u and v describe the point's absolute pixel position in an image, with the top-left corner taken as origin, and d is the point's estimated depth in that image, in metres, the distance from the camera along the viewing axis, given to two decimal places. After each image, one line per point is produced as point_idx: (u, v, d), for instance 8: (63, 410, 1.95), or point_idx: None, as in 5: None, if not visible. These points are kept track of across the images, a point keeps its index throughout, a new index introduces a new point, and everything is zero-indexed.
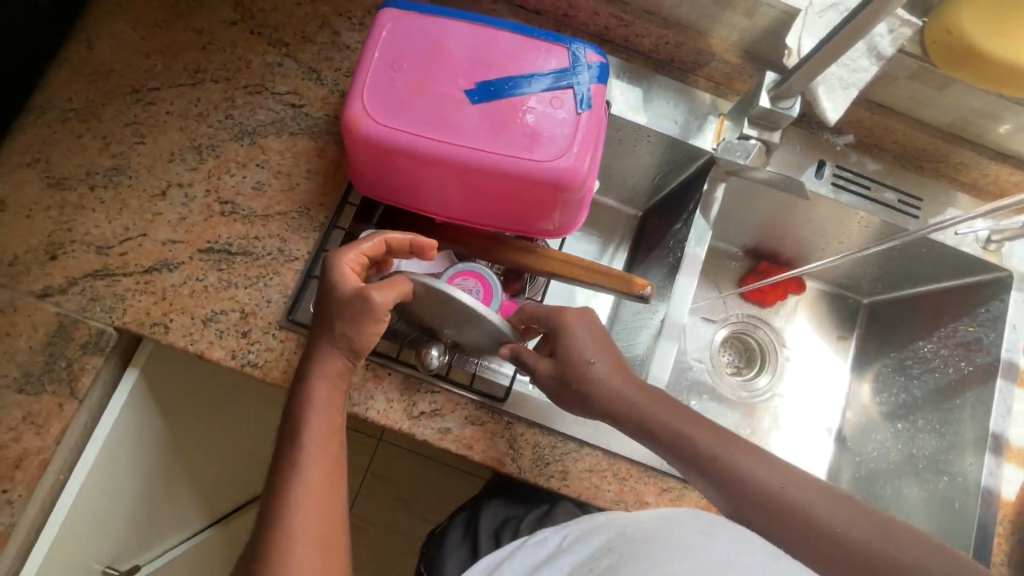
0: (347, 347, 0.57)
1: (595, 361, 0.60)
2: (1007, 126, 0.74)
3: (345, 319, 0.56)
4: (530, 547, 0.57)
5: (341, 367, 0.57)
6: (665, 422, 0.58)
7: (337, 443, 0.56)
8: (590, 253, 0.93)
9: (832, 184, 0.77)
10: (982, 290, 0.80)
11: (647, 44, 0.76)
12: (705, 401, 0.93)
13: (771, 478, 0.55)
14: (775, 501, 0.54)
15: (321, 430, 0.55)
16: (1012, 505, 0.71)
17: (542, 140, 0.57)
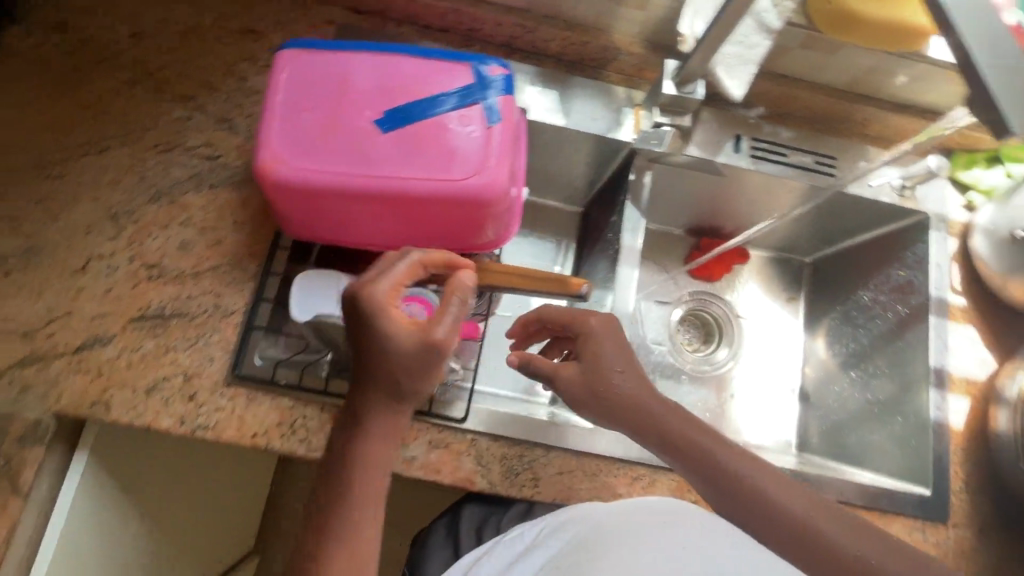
0: (397, 395, 0.55)
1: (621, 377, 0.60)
2: (903, 78, 0.76)
3: (404, 370, 0.54)
4: (507, 542, 0.62)
5: (391, 418, 0.55)
6: (694, 440, 0.59)
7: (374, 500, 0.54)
8: (537, 255, 0.94)
9: (751, 156, 0.80)
10: (905, 235, 0.84)
11: (554, 48, 0.78)
12: (670, 382, 0.95)
13: (793, 501, 0.56)
14: (796, 525, 0.55)
15: (366, 485, 0.54)
16: (961, 434, 0.74)
17: (457, 158, 0.58)
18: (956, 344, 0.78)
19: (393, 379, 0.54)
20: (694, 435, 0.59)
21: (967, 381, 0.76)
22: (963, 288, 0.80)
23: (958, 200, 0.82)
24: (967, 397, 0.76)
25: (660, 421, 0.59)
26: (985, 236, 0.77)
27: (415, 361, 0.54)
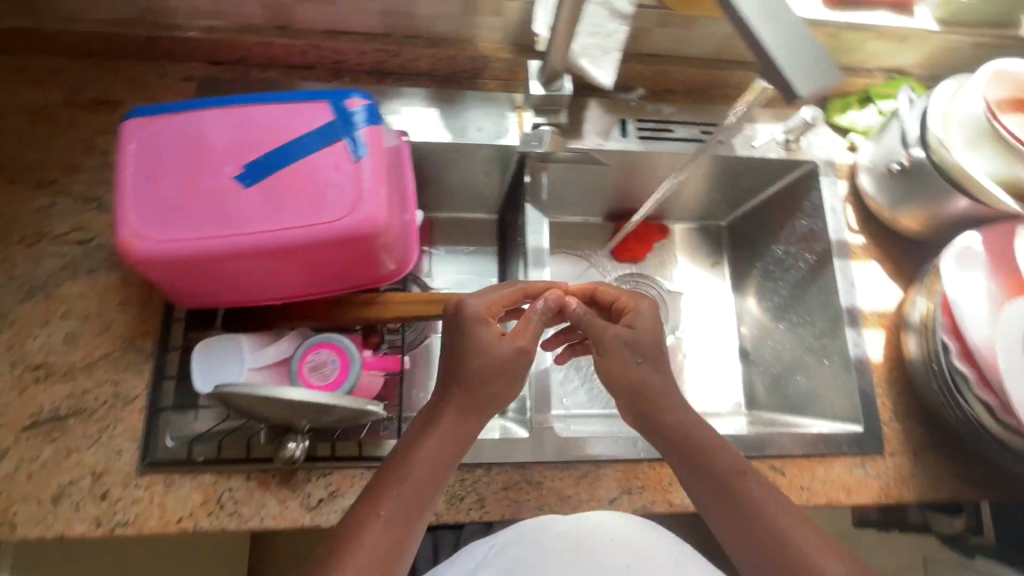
0: (475, 407, 0.57)
1: (655, 362, 0.63)
2: None
3: (490, 376, 0.58)
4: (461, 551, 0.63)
5: (461, 424, 0.57)
6: (705, 449, 0.60)
7: (420, 512, 0.53)
8: (460, 270, 0.93)
9: (638, 138, 0.81)
10: (802, 185, 0.87)
11: (425, 66, 0.77)
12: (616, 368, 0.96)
13: (780, 513, 0.57)
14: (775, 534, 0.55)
15: (405, 496, 0.53)
16: (881, 366, 0.77)
17: (328, 199, 0.56)
18: (862, 281, 0.81)
19: (472, 383, 0.57)
20: (703, 436, 0.60)
21: (878, 313, 0.79)
22: (859, 227, 0.83)
23: (841, 144, 0.85)
24: (880, 328, 0.79)
25: (680, 419, 0.61)
26: (868, 175, 0.80)
27: (504, 371, 0.58)
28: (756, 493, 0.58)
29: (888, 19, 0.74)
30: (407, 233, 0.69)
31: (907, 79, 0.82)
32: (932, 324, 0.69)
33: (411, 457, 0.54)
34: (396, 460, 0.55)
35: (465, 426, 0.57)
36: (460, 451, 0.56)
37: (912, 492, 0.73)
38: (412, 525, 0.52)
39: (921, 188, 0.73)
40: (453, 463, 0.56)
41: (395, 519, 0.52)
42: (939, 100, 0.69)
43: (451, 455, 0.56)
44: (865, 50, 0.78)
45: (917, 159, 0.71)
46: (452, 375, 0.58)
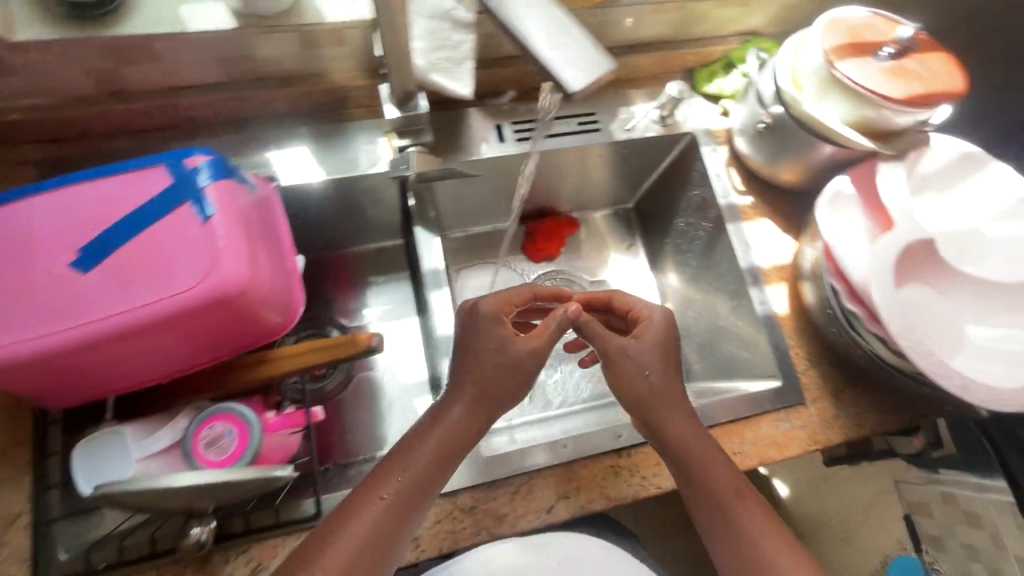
0: (486, 404, 0.60)
1: (666, 370, 0.63)
2: (630, 20, 0.78)
3: (499, 374, 0.60)
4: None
5: (465, 420, 0.59)
6: (689, 438, 0.61)
7: (415, 505, 0.56)
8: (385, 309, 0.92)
9: (516, 140, 0.80)
10: (687, 157, 0.88)
11: (283, 107, 0.75)
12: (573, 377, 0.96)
13: (734, 490, 0.60)
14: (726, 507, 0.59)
15: (404, 489, 0.56)
16: (788, 318, 0.79)
17: (180, 268, 0.54)
18: (757, 240, 0.82)
19: (486, 381, 0.60)
20: (682, 412, 0.62)
21: (778, 268, 0.81)
22: (745, 187, 0.84)
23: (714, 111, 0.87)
24: (782, 282, 0.80)
25: (677, 430, 0.62)
26: (742, 138, 0.81)
27: (516, 370, 0.60)
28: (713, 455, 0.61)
29: None
30: (289, 280, 0.66)
31: (760, 40, 0.85)
32: (820, 270, 0.71)
33: (413, 459, 0.57)
34: (402, 451, 0.58)
35: (474, 421, 0.60)
36: (464, 447, 0.59)
37: (839, 433, 0.74)
38: (409, 519, 0.56)
39: (791, 142, 0.74)
40: (456, 459, 0.59)
41: (392, 510, 0.55)
42: (782, 59, 0.72)
43: (455, 452, 0.59)
44: (712, 18, 0.80)
45: (777, 116, 0.73)
46: (467, 373, 0.60)
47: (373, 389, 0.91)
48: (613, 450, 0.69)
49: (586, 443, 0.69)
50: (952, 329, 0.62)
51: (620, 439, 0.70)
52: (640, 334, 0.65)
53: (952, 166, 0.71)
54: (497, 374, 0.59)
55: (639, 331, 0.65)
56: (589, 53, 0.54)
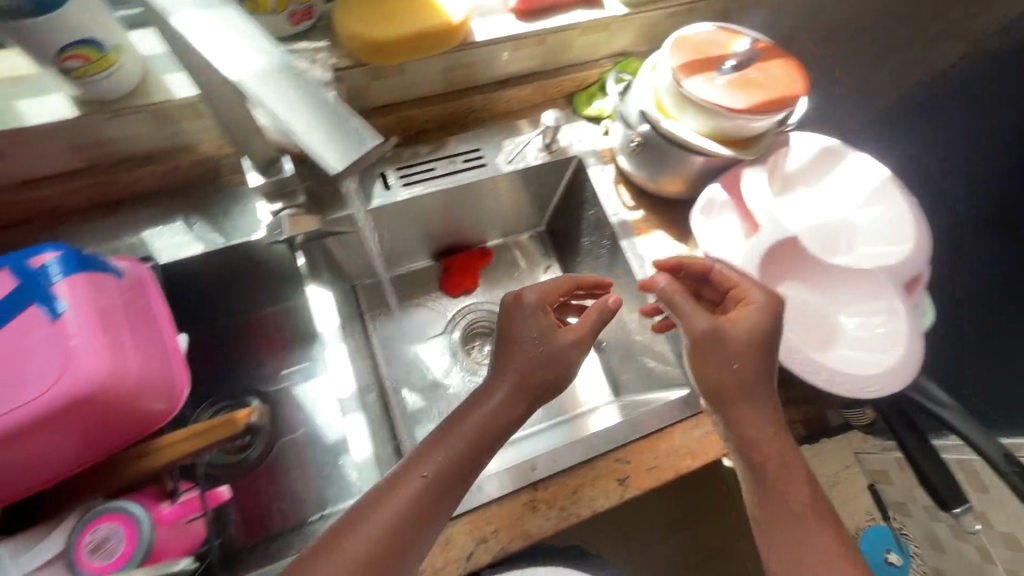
0: (524, 391, 0.62)
1: (757, 365, 0.57)
2: (508, 53, 0.78)
3: (539, 361, 0.63)
4: None
5: (495, 405, 0.61)
6: (762, 415, 0.58)
7: (453, 491, 0.56)
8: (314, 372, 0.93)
9: (402, 184, 0.81)
10: (578, 179, 0.90)
11: (154, 184, 0.73)
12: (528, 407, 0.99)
13: (793, 472, 0.57)
14: (779, 493, 0.56)
15: (435, 478, 0.55)
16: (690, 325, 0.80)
17: (30, 375, 0.53)
18: (652, 253, 0.83)
19: (526, 368, 0.63)
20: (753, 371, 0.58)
21: None
22: (635, 203, 0.86)
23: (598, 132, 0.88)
24: None
25: (743, 415, 0.58)
26: (623, 159, 0.83)
27: (555, 358, 0.64)
28: (764, 421, 0.57)
29: (583, 16, 0.77)
30: (172, 364, 0.64)
31: (632, 59, 0.87)
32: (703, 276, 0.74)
33: (451, 439, 0.58)
34: (444, 433, 0.58)
35: (514, 409, 0.61)
36: (494, 436, 0.60)
37: None
38: (434, 507, 0.54)
39: (664, 157, 0.76)
40: (494, 447, 0.59)
41: (425, 492, 0.54)
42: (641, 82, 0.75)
43: (493, 438, 0.60)
44: (578, 46, 0.82)
45: (647, 135, 0.75)
46: (507, 360, 0.63)
47: (298, 451, 0.89)
48: (529, 484, 0.70)
49: (497, 483, 0.69)
50: (823, 322, 0.65)
51: (535, 472, 0.70)
52: (735, 319, 0.59)
53: (813, 163, 0.75)
54: (539, 361, 0.63)
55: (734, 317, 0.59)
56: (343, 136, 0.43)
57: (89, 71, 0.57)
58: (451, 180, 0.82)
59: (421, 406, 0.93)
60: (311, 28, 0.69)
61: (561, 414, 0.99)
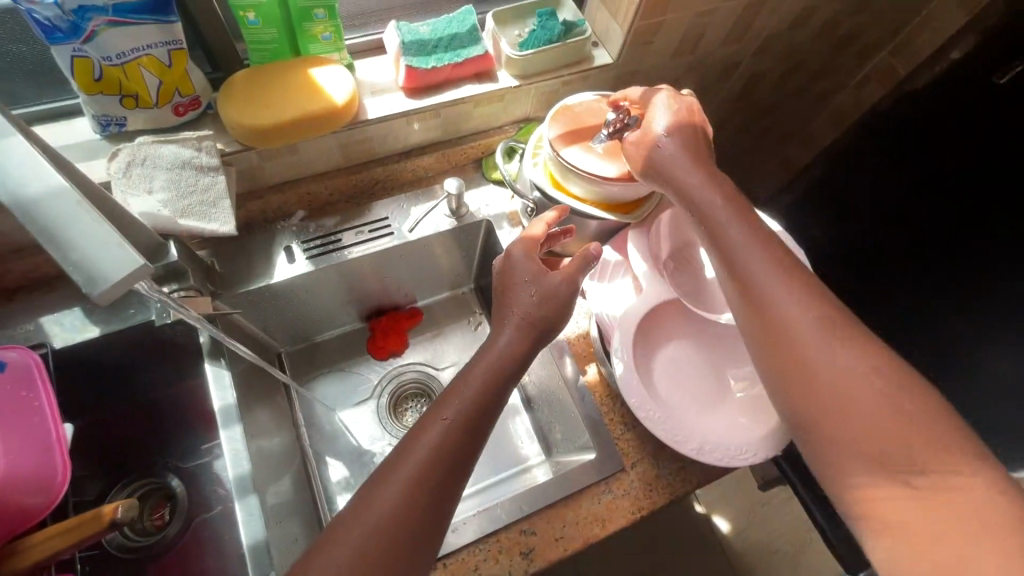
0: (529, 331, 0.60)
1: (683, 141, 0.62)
2: (416, 123, 0.81)
3: (539, 293, 0.61)
4: None
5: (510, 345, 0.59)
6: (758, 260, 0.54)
7: (469, 444, 0.53)
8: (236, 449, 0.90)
9: (308, 258, 0.82)
10: (490, 242, 0.91)
11: (53, 270, 0.74)
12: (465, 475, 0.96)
13: (809, 312, 0.51)
14: (808, 336, 0.50)
15: (459, 424, 0.53)
16: (597, 384, 0.80)
17: None
18: None
19: (530, 311, 0.60)
20: (722, 188, 0.59)
21: (584, 337, 0.83)
22: None
23: (505, 195, 0.91)
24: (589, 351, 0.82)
25: (739, 249, 0.55)
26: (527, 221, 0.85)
27: (551, 300, 0.61)
28: (743, 235, 0.56)
29: (474, 90, 0.81)
30: (50, 456, 0.63)
31: (534, 124, 0.90)
32: (597, 336, 0.74)
33: (464, 381, 0.56)
34: (457, 383, 0.57)
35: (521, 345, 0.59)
36: (504, 385, 0.58)
37: (663, 495, 0.73)
38: (469, 444, 0.53)
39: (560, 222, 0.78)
40: (506, 388, 0.58)
41: (452, 436, 0.53)
42: (529, 152, 0.78)
43: (502, 385, 0.58)
44: (476, 116, 0.85)
45: (538, 201, 0.78)
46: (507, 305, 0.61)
47: (211, 531, 0.85)
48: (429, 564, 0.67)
49: None
50: (709, 380, 0.65)
51: None
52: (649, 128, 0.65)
53: None
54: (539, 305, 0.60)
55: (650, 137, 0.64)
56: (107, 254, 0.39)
57: None
58: (357, 249, 0.84)
59: (344, 476, 0.90)
60: (200, 117, 0.72)
61: (497, 477, 0.96)
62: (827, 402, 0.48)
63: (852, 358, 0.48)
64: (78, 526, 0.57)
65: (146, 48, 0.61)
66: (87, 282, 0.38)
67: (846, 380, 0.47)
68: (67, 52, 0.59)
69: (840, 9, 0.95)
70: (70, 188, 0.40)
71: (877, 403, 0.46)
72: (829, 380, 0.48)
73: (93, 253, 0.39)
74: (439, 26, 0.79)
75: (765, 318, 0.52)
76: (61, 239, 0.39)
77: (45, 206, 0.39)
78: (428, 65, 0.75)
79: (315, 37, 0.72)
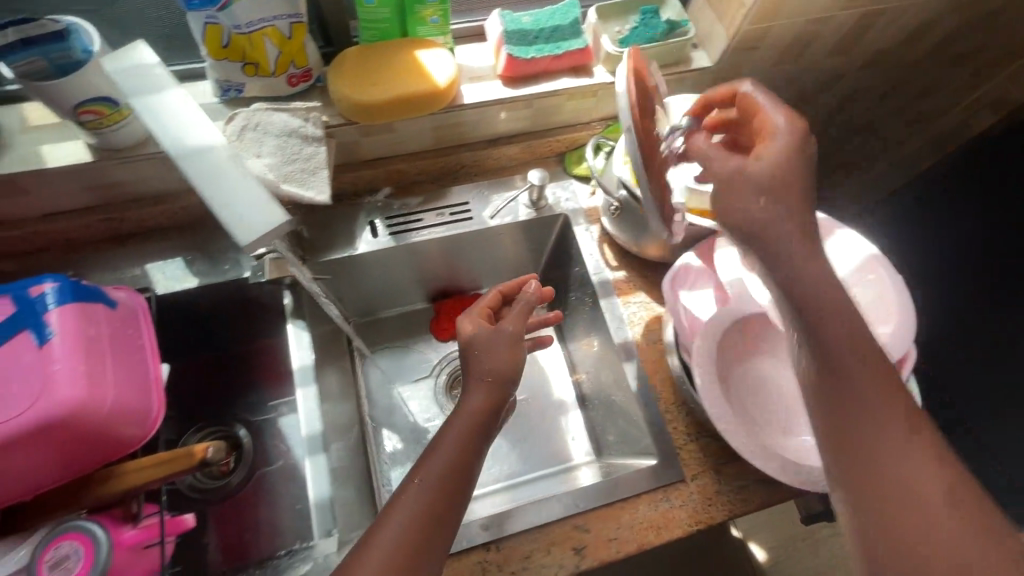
0: (500, 387, 0.61)
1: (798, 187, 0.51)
2: (503, 112, 0.82)
3: (483, 352, 0.62)
4: None
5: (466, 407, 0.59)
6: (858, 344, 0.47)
7: (478, 455, 0.57)
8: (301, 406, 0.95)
9: (390, 234, 0.85)
10: (565, 236, 0.91)
11: (161, 220, 0.80)
12: (513, 463, 0.96)
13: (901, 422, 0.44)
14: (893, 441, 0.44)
15: (429, 493, 0.52)
16: (663, 389, 0.79)
17: (11, 394, 0.57)
18: (632, 315, 0.83)
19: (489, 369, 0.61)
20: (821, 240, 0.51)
21: (653, 342, 0.81)
22: (618, 263, 0.86)
23: (586, 191, 0.91)
24: (658, 357, 0.81)
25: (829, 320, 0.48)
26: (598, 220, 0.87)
27: (499, 348, 0.63)
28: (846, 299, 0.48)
29: (570, 83, 0.81)
30: (149, 391, 0.68)
31: (623, 123, 0.89)
32: (673, 342, 0.72)
33: (434, 454, 0.55)
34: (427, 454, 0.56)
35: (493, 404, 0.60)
36: (469, 454, 0.57)
37: (722, 511, 0.72)
38: (440, 511, 0.52)
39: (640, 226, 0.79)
40: (474, 460, 0.57)
41: (430, 502, 0.52)
42: (620, 148, 0.77)
43: (474, 454, 0.57)
44: (567, 110, 0.85)
45: (625, 200, 0.77)
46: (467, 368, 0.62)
47: (273, 485, 0.90)
48: (482, 544, 0.69)
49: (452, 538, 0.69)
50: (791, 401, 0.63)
51: (488, 532, 0.69)
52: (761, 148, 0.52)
53: None
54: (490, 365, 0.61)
55: (766, 148, 0.52)
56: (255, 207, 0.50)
57: (103, 123, 0.64)
58: (437, 232, 0.86)
59: (398, 449, 0.92)
60: (308, 89, 0.75)
61: (544, 468, 0.97)
62: (891, 480, 0.43)
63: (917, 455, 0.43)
64: (160, 464, 0.63)
65: (271, 19, 0.64)
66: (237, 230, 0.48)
67: (911, 479, 0.42)
68: (201, 18, 0.62)
69: (961, 27, 0.89)
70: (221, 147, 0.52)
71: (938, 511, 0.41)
72: (889, 468, 0.43)
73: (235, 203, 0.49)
74: (542, 16, 0.79)
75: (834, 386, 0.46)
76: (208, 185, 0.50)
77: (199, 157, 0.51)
78: (528, 55, 0.76)
79: (423, 19, 0.74)
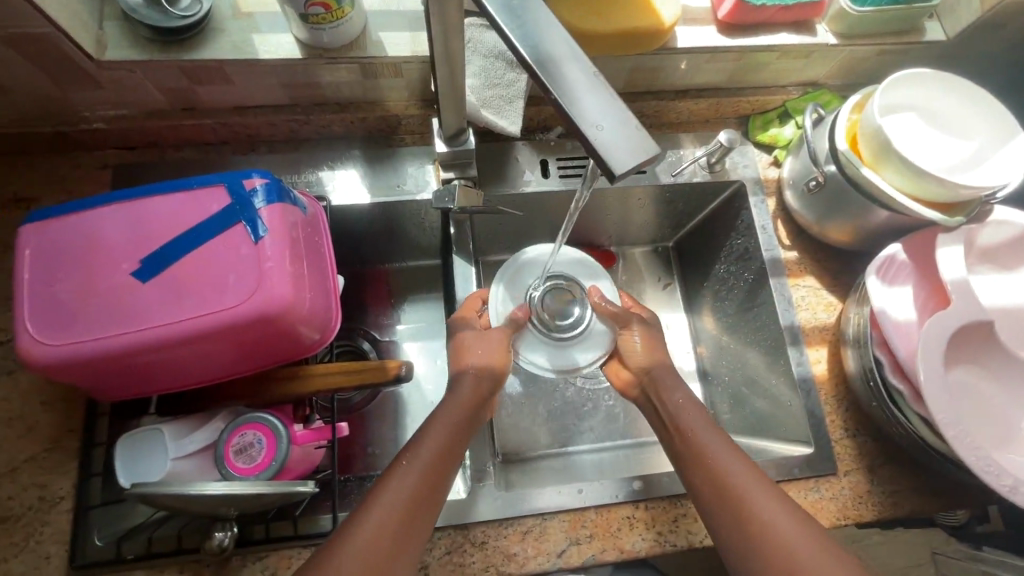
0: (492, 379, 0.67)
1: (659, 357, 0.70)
2: (686, 63, 0.76)
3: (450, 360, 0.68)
4: None
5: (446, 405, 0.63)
6: (696, 426, 0.63)
7: (455, 450, 0.60)
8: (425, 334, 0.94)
9: (561, 177, 0.81)
10: (732, 205, 0.86)
11: (340, 129, 0.78)
12: (603, 430, 0.92)
13: (737, 469, 0.58)
14: (730, 488, 0.57)
15: (413, 479, 0.56)
16: (823, 379, 0.76)
17: (227, 285, 0.57)
18: (798, 300, 0.79)
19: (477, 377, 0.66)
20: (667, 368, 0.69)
21: (819, 330, 0.78)
22: (789, 243, 0.82)
23: (764, 160, 0.85)
24: (822, 348, 0.78)
25: (683, 406, 0.65)
26: (552, 354, 0.73)
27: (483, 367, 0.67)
28: (676, 398, 0.66)
29: (789, 39, 0.74)
30: (330, 300, 0.67)
31: (823, 92, 0.83)
32: (862, 335, 0.69)
33: (421, 447, 0.58)
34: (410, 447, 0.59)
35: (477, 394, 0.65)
36: (462, 450, 0.61)
37: (871, 510, 0.71)
38: (429, 496, 0.55)
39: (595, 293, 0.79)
40: (456, 456, 0.60)
41: (415, 490, 0.55)
42: (842, 120, 0.69)
43: (456, 452, 0.60)
44: (772, 68, 0.79)
45: (832, 176, 0.71)
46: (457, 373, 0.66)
47: (398, 405, 0.89)
48: (631, 501, 0.70)
49: (600, 491, 0.69)
50: (1001, 418, 0.61)
51: (639, 488, 0.70)
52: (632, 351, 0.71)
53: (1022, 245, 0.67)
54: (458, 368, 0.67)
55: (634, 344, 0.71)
56: (620, 129, 0.37)
57: (325, 19, 0.61)
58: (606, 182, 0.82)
59: (517, 393, 0.92)
60: None
61: (626, 437, 0.92)
62: (740, 517, 0.55)
63: (780, 506, 0.55)
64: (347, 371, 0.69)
65: None
66: (598, 158, 0.36)
67: (754, 514, 0.55)
68: None
69: None
70: (570, 55, 0.39)
71: (803, 542, 0.52)
72: (746, 500, 0.55)
73: (609, 124, 0.37)
74: None
75: (703, 471, 0.59)
76: (562, 99, 0.37)
77: (547, 70, 0.38)
78: (760, 1, 0.68)
79: None
